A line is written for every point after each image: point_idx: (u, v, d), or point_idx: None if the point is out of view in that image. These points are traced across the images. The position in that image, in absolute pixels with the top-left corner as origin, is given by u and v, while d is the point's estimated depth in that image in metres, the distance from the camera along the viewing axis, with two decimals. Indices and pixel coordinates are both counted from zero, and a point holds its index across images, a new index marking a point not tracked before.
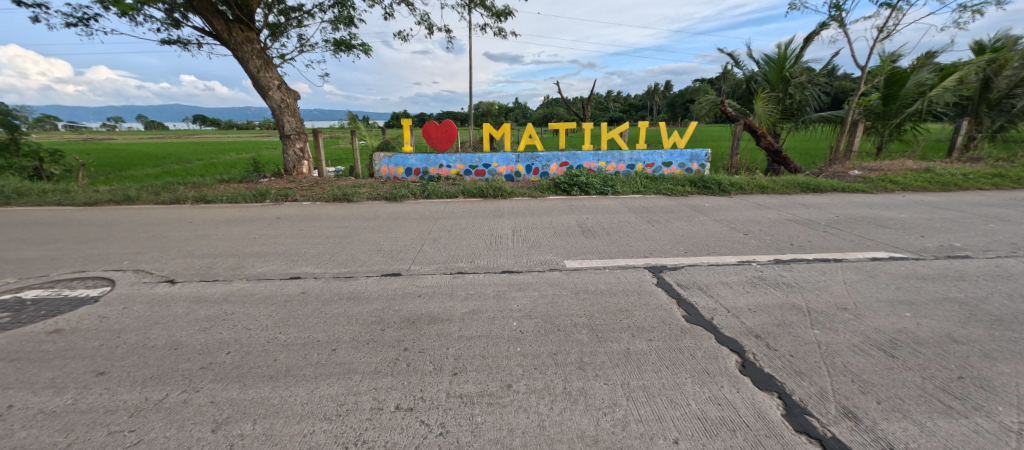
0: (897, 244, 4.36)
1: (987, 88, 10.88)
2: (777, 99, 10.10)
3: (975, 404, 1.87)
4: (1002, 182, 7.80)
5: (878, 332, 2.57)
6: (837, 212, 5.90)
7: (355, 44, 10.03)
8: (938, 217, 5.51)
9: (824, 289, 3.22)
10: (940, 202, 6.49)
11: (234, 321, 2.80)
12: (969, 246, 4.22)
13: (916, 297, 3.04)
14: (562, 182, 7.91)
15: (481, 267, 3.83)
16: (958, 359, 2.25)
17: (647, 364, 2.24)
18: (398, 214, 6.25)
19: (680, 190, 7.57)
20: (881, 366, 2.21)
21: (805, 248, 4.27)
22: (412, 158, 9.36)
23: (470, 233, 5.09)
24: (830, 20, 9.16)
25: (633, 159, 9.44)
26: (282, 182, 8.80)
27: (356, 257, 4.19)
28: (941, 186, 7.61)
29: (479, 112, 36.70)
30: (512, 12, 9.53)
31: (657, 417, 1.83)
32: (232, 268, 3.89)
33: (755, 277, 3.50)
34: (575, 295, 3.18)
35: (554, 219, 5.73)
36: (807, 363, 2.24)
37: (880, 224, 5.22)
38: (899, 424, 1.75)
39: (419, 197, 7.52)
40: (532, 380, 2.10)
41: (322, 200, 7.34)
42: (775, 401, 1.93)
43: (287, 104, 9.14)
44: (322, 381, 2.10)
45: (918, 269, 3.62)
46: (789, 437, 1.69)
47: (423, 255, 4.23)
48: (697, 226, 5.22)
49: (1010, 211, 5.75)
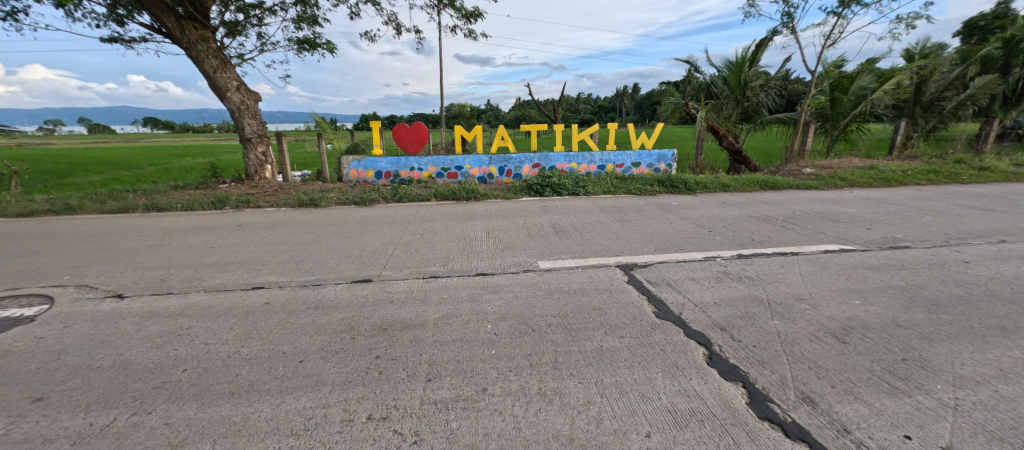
0: (846, 237, 4.66)
1: (920, 92, 11.86)
2: (736, 102, 10.60)
3: (917, 383, 2.02)
4: (936, 178, 8.51)
5: (831, 320, 2.73)
6: (792, 208, 6.24)
7: (319, 43, 9.74)
8: (882, 211, 5.93)
9: (782, 281, 3.40)
10: (884, 197, 6.99)
11: (191, 335, 2.64)
12: (909, 237, 4.57)
13: (864, 286, 3.26)
14: (535, 183, 7.95)
15: (455, 271, 3.79)
16: (902, 342, 2.42)
17: (620, 361, 2.29)
18: (368, 218, 6.08)
19: (649, 190, 7.79)
20: (835, 352, 2.34)
21: (765, 242, 4.49)
22: (382, 161, 9.15)
23: (443, 236, 5.02)
24: (782, 27, 9.68)
25: (603, 159, 9.64)
26: (243, 187, 8.37)
27: (324, 264, 4.05)
28: (884, 182, 8.23)
29: (450, 114, 36.25)
30: (482, 13, 9.53)
31: (630, 413, 1.86)
32: (187, 280, 3.67)
33: (720, 272, 3.64)
34: (549, 295, 3.21)
35: (527, 221, 5.74)
36: (769, 352, 2.35)
37: (831, 218, 5.56)
38: (851, 406, 1.87)
39: (390, 201, 7.35)
40: (507, 383, 2.09)
41: (286, 205, 7.04)
42: (740, 391, 2.01)
43: (246, 106, 8.73)
44: (288, 395, 2.01)
45: (865, 259, 3.89)
46: (753, 424, 1.77)
47: (395, 260, 4.14)
48: (666, 224, 5.36)
49: (943, 205, 6.27)
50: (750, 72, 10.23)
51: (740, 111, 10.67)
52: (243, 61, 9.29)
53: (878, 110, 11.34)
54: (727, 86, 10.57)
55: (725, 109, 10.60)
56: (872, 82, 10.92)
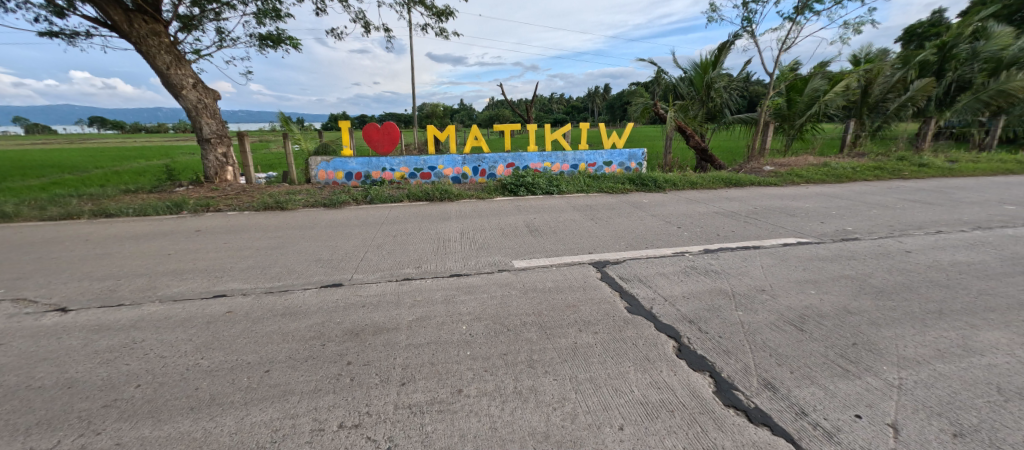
0: (802, 230, 4.94)
1: (867, 94, 12.70)
2: (701, 102, 11.00)
3: (866, 366, 2.17)
4: (881, 174, 9.15)
5: (790, 309, 2.89)
6: (754, 204, 6.55)
7: (283, 40, 9.38)
8: (834, 205, 6.32)
9: (746, 274, 3.57)
10: (836, 192, 7.44)
11: (146, 349, 2.48)
12: (857, 230, 4.89)
13: (819, 277, 3.46)
14: (509, 183, 7.96)
15: (429, 273, 3.75)
16: (852, 328, 2.59)
17: (593, 357, 2.33)
18: (339, 221, 5.91)
19: (620, 188, 7.96)
20: (793, 339, 2.48)
21: (729, 237, 4.70)
22: (352, 162, 8.92)
23: (416, 238, 4.95)
24: (743, 31, 10.13)
25: (576, 159, 9.77)
26: (202, 190, 7.95)
27: (291, 269, 3.91)
28: (836, 178, 8.77)
29: (422, 114, 35.77)
30: (453, 12, 9.45)
31: (603, 407, 1.90)
32: (141, 290, 3.45)
33: (688, 266, 3.78)
34: (524, 294, 3.23)
35: (501, 220, 5.75)
36: (733, 342, 2.46)
37: (789, 213, 5.88)
38: (808, 390, 1.99)
39: (361, 203, 7.17)
40: (482, 383, 2.09)
41: (250, 209, 6.73)
42: (707, 380, 2.10)
43: (204, 105, 8.28)
44: (253, 406, 1.92)
45: (820, 251, 4.13)
46: (720, 411, 1.85)
47: (367, 263, 4.05)
48: (637, 222, 5.49)
49: (888, 199, 6.75)
50: (714, 74, 10.64)
51: (705, 112, 11.09)
52: (200, 58, 8.82)
53: (830, 111, 12.06)
54: (693, 87, 10.96)
55: (691, 109, 10.99)
56: (824, 84, 11.59)
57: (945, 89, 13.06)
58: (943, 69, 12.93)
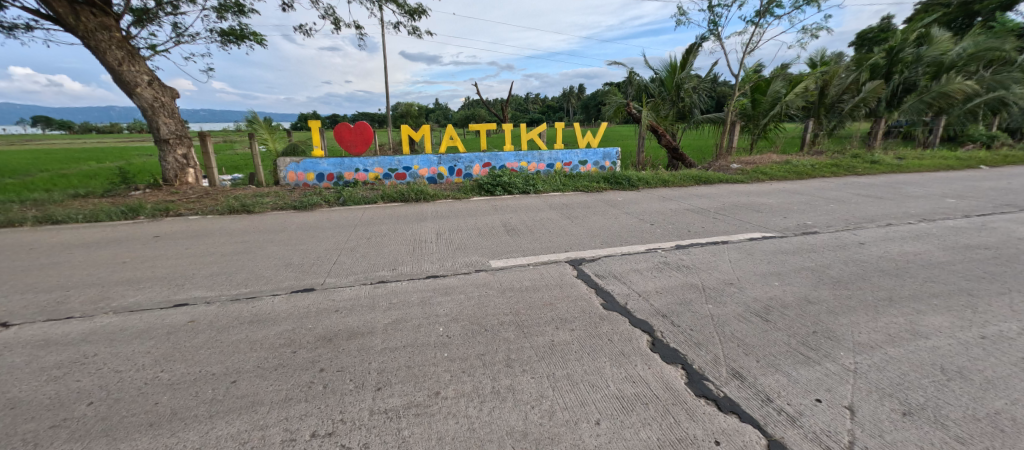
0: (767, 225, 5.17)
1: (824, 95, 13.41)
2: (671, 102, 11.32)
3: (825, 352, 2.30)
4: (838, 170, 9.69)
5: (755, 301, 3.02)
6: (722, 200, 6.81)
7: (247, 36, 9.00)
8: (796, 201, 6.64)
9: (715, 268, 3.70)
10: (797, 189, 7.84)
11: (99, 363, 2.33)
12: (816, 224, 5.17)
13: (782, 269, 3.63)
14: (485, 183, 7.93)
15: (405, 275, 3.69)
16: (813, 317, 2.73)
17: (570, 354, 2.35)
18: (310, 224, 5.74)
19: (595, 187, 8.09)
20: (759, 329, 2.59)
21: (699, 233, 4.86)
22: (324, 163, 8.66)
23: (391, 239, 4.87)
24: (709, 34, 10.48)
25: (552, 158, 9.84)
26: (161, 194, 7.52)
27: (259, 274, 3.76)
28: (797, 175, 9.23)
29: (396, 114, 35.19)
30: (425, 11, 9.34)
31: (580, 403, 1.93)
32: (93, 301, 3.22)
33: (661, 262, 3.88)
34: (501, 294, 3.23)
35: (478, 220, 5.73)
36: (704, 334, 2.54)
37: (755, 209, 6.14)
38: (773, 377, 2.08)
39: (333, 205, 6.98)
40: (460, 384, 2.08)
41: (213, 212, 6.42)
42: (679, 372, 2.16)
43: (161, 104, 7.83)
44: (219, 419, 1.84)
45: (783, 245, 4.34)
46: (691, 401, 1.92)
47: (340, 266, 3.94)
48: (612, 220, 5.59)
49: (844, 194, 7.16)
50: (683, 76, 10.97)
51: (676, 111, 11.41)
52: (155, 53, 8.34)
53: (792, 111, 12.65)
54: (663, 88, 11.27)
55: (662, 109, 11.29)
56: (784, 86, 12.18)
57: (893, 91, 13.98)
58: (891, 72, 13.84)
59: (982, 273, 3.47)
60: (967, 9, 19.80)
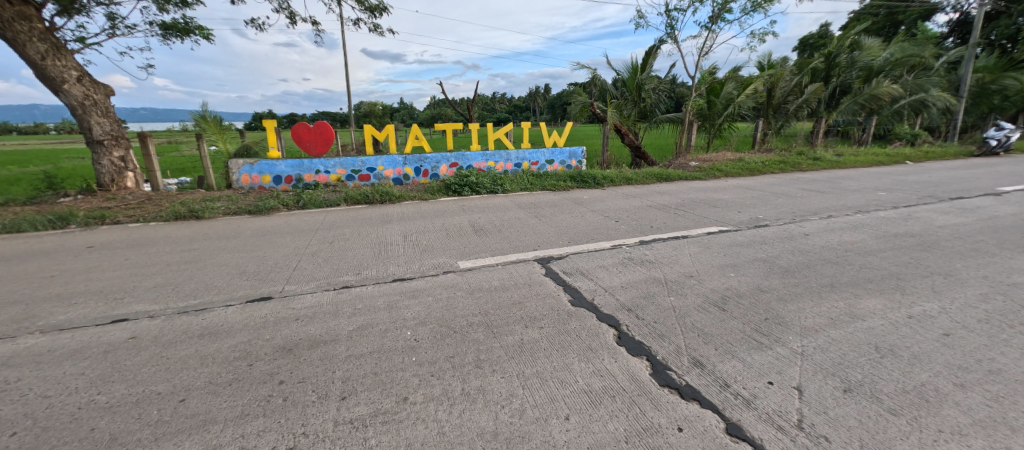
0: (723, 220, 5.44)
1: (771, 96, 14.32)
2: (633, 103, 11.69)
3: (776, 337, 2.45)
4: (785, 167, 10.37)
5: (713, 291, 3.17)
6: (682, 197, 7.11)
7: (192, 29, 8.42)
8: (749, 196, 7.05)
9: (676, 262, 3.85)
10: (750, 184, 8.31)
11: (23, 389, 2.10)
12: (767, 217, 5.50)
13: (737, 261, 3.84)
14: (452, 183, 7.83)
15: (370, 279, 3.58)
16: (765, 305, 2.91)
17: (539, 352, 2.37)
18: (267, 229, 5.45)
19: (562, 185, 8.21)
20: (717, 319, 2.72)
21: (661, 228, 5.04)
22: (281, 165, 8.25)
23: (355, 243, 4.71)
24: (667, 37, 10.88)
25: (519, 158, 9.88)
26: (95, 200, 6.89)
27: (210, 284, 3.53)
28: (749, 172, 9.78)
29: (359, 113, 34.05)
30: (387, 8, 9.11)
31: (550, 400, 1.95)
32: (15, 320, 2.90)
33: (626, 258, 3.99)
34: (470, 294, 3.21)
35: (445, 221, 5.66)
36: (667, 326, 2.64)
37: (712, 204, 6.45)
38: (730, 363, 2.20)
39: (292, 208, 6.66)
40: (429, 388, 2.05)
41: (157, 219, 5.96)
42: (644, 364, 2.23)
43: (93, 102, 7.18)
44: (166, 442, 1.71)
45: (738, 238, 4.59)
46: (655, 391, 1.99)
47: (300, 272, 3.77)
48: (578, 218, 5.70)
49: (791, 189, 7.67)
50: (644, 77, 11.35)
51: (638, 111, 11.79)
52: (85, 47, 7.62)
53: (743, 111, 13.39)
54: (626, 89, 11.62)
55: (624, 109, 11.63)
56: (736, 88, 12.87)
57: (832, 93, 14.96)
58: (829, 75, 14.87)
59: (909, 258, 3.82)
60: (893, 19, 21.77)
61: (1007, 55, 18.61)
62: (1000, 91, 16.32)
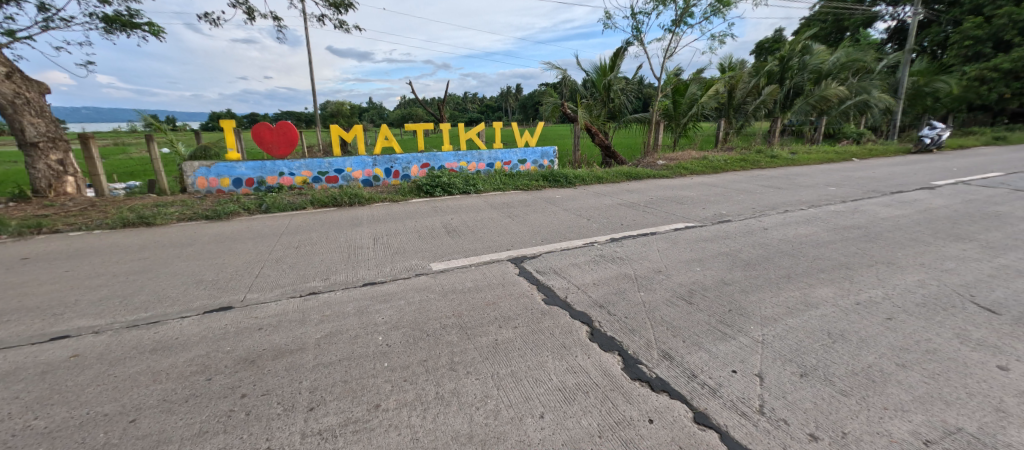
0: (688, 216, 5.64)
1: (732, 97, 14.96)
2: (602, 103, 11.94)
3: (739, 327, 2.56)
4: (745, 165, 10.87)
5: (681, 285, 3.29)
6: (650, 195, 7.32)
7: (139, 24, 7.88)
8: (712, 193, 7.36)
9: (646, 258, 3.96)
10: (714, 181, 8.67)
11: None
12: (729, 213, 5.76)
13: (703, 255, 4.00)
14: (424, 184, 7.71)
15: (339, 284, 3.48)
16: (728, 296, 3.04)
17: (513, 352, 2.38)
18: (227, 234, 5.18)
19: (535, 185, 8.26)
20: (684, 312, 2.82)
21: (631, 226, 5.17)
22: (241, 167, 7.86)
23: (323, 247, 4.56)
24: (633, 39, 11.16)
25: (491, 158, 9.86)
26: (30, 207, 6.32)
27: (165, 294, 3.32)
28: (713, 170, 10.20)
29: (325, 113, 32.98)
30: (352, 4, 8.87)
31: (524, 399, 1.95)
32: None
33: (597, 255, 4.07)
34: (443, 296, 3.17)
35: (417, 223, 5.57)
36: (637, 321, 2.71)
37: (679, 201, 6.68)
38: (697, 354, 2.28)
39: (254, 213, 6.36)
40: (402, 394, 2.01)
41: (102, 227, 5.53)
42: (616, 359, 2.28)
43: (25, 101, 6.58)
44: None
45: (703, 233, 4.77)
46: (627, 385, 2.04)
47: (264, 279, 3.61)
48: (551, 217, 5.75)
49: (751, 185, 8.06)
50: (612, 78, 11.61)
51: (607, 111, 12.05)
52: (14, 41, 6.97)
53: (706, 111, 13.94)
54: (595, 89, 11.84)
55: (594, 109, 11.85)
56: (699, 89, 13.38)
57: (786, 95, 15.76)
58: (784, 77, 15.69)
59: (856, 248, 4.11)
60: (839, 25, 23.30)
61: (938, 60, 20.33)
62: (931, 93, 17.82)
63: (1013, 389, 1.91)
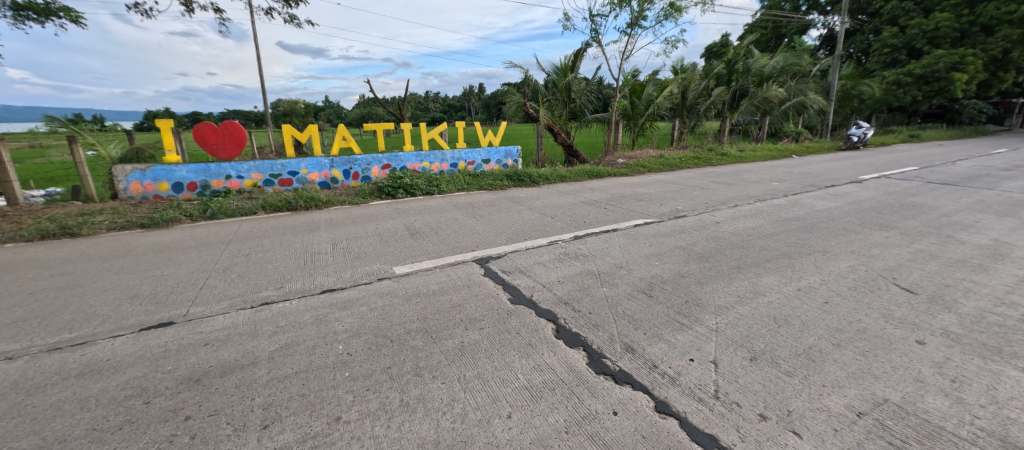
0: (647, 212, 5.86)
1: (685, 98, 15.70)
2: (564, 103, 12.14)
3: (695, 318, 2.69)
4: (698, 162, 11.45)
5: (641, 280, 3.40)
6: (611, 192, 7.53)
7: (55, 12, 7.09)
8: (669, 189, 7.69)
9: (608, 254, 4.08)
10: (670, 179, 9.07)
11: None
12: (685, 208, 6.05)
13: (661, 250, 4.17)
14: (385, 185, 7.49)
15: (294, 292, 3.30)
16: (685, 288, 3.19)
17: (480, 353, 2.36)
18: (166, 244, 4.77)
19: (499, 185, 8.26)
20: (644, 305, 2.92)
21: (593, 223, 5.30)
22: (181, 170, 7.26)
23: (277, 254, 4.32)
24: (592, 40, 11.41)
25: (455, 158, 9.75)
26: None
27: (94, 312, 3.00)
28: (669, 167, 10.67)
29: (276, 112, 31.24)
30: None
31: (492, 400, 1.94)
32: None
33: (562, 253, 4.13)
34: (407, 301, 3.09)
35: (379, 225, 5.40)
36: (601, 316, 2.77)
37: (638, 198, 6.93)
38: (657, 345, 2.37)
39: (198, 219, 5.91)
40: (365, 404, 1.93)
41: (15, 239, 4.92)
42: (581, 354, 2.32)
43: None
44: None
45: (661, 228, 4.98)
46: (592, 379, 2.08)
47: (209, 291, 3.35)
48: (515, 216, 5.77)
49: (704, 182, 8.51)
50: (572, 78, 11.85)
51: (568, 111, 12.28)
52: None
53: (662, 111, 14.54)
54: (556, 89, 12.02)
55: (556, 109, 12.03)
56: (655, 90, 13.93)
57: (733, 96, 16.78)
58: (731, 80, 16.68)
59: (797, 239, 4.44)
60: (778, 32, 25.10)
61: (862, 65, 22.40)
62: (858, 95, 19.59)
63: (929, 361, 2.14)
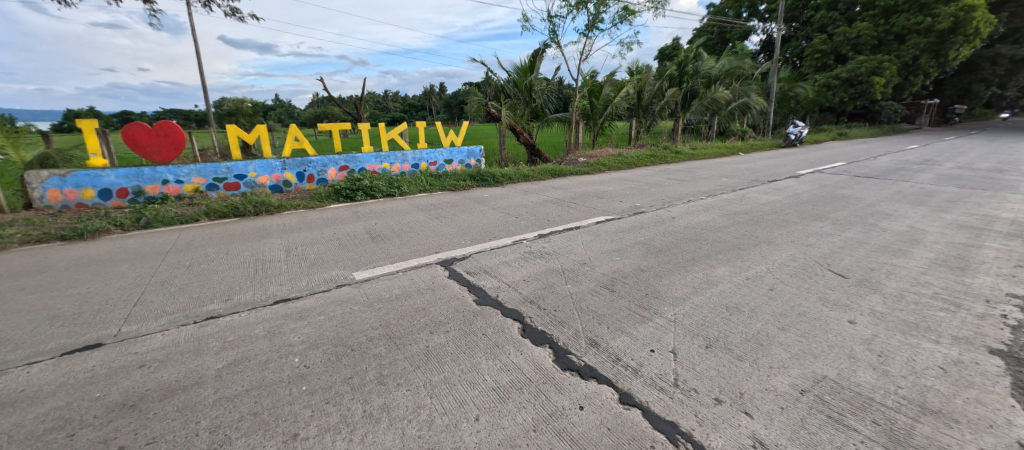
0: (608, 209, 6.03)
1: (641, 98, 16.28)
2: (525, 103, 12.19)
3: (655, 310, 2.80)
4: (654, 160, 11.94)
5: (604, 275, 3.49)
6: (573, 191, 7.69)
7: None
8: (628, 187, 7.96)
9: (571, 251, 4.15)
10: (628, 176, 9.39)
11: None
12: (643, 205, 6.28)
13: (622, 245, 4.30)
14: (343, 188, 7.20)
15: (244, 304, 3.09)
16: (645, 282, 3.31)
17: (446, 357, 2.32)
18: (93, 257, 4.32)
19: (462, 185, 8.18)
20: (607, 300, 2.99)
21: (557, 221, 5.37)
22: (108, 175, 6.59)
23: (224, 263, 4.02)
24: (551, 41, 11.56)
25: (416, 158, 9.54)
26: None
27: (3, 338, 2.65)
28: (628, 165, 11.04)
29: (219, 112, 29.15)
30: None
31: (458, 404, 1.91)
32: None
33: (526, 252, 4.15)
34: (368, 307, 2.98)
35: (337, 230, 5.18)
36: (566, 313, 2.81)
37: (599, 195, 7.12)
38: (620, 338, 2.44)
39: (130, 229, 5.39)
40: (324, 418, 1.84)
41: None
42: (547, 352, 2.34)
43: None
44: None
45: (621, 224, 5.14)
46: (559, 376, 2.10)
47: (145, 307, 3.06)
48: (479, 216, 5.74)
49: (660, 179, 8.88)
50: (533, 78, 11.93)
51: (530, 111, 12.35)
52: None
53: (619, 111, 14.99)
54: (517, 89, 12.06)
55: (518, 108, 12.06)
56: (613, 90, 14.34)
57: (685, 96, 17.62)
58: (682, 81, 17.51)
59: (744, 231, 4.74)
60: (722, 36, 26.64)
61: (797, 69, 24.29)
62: (794, 96, 21.23)
63: (859, 339, 2.36)
